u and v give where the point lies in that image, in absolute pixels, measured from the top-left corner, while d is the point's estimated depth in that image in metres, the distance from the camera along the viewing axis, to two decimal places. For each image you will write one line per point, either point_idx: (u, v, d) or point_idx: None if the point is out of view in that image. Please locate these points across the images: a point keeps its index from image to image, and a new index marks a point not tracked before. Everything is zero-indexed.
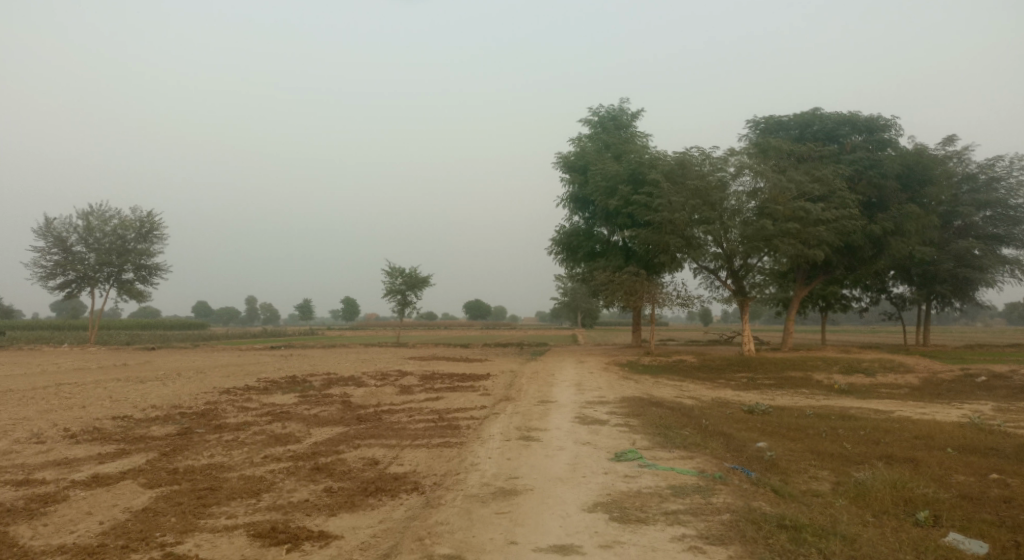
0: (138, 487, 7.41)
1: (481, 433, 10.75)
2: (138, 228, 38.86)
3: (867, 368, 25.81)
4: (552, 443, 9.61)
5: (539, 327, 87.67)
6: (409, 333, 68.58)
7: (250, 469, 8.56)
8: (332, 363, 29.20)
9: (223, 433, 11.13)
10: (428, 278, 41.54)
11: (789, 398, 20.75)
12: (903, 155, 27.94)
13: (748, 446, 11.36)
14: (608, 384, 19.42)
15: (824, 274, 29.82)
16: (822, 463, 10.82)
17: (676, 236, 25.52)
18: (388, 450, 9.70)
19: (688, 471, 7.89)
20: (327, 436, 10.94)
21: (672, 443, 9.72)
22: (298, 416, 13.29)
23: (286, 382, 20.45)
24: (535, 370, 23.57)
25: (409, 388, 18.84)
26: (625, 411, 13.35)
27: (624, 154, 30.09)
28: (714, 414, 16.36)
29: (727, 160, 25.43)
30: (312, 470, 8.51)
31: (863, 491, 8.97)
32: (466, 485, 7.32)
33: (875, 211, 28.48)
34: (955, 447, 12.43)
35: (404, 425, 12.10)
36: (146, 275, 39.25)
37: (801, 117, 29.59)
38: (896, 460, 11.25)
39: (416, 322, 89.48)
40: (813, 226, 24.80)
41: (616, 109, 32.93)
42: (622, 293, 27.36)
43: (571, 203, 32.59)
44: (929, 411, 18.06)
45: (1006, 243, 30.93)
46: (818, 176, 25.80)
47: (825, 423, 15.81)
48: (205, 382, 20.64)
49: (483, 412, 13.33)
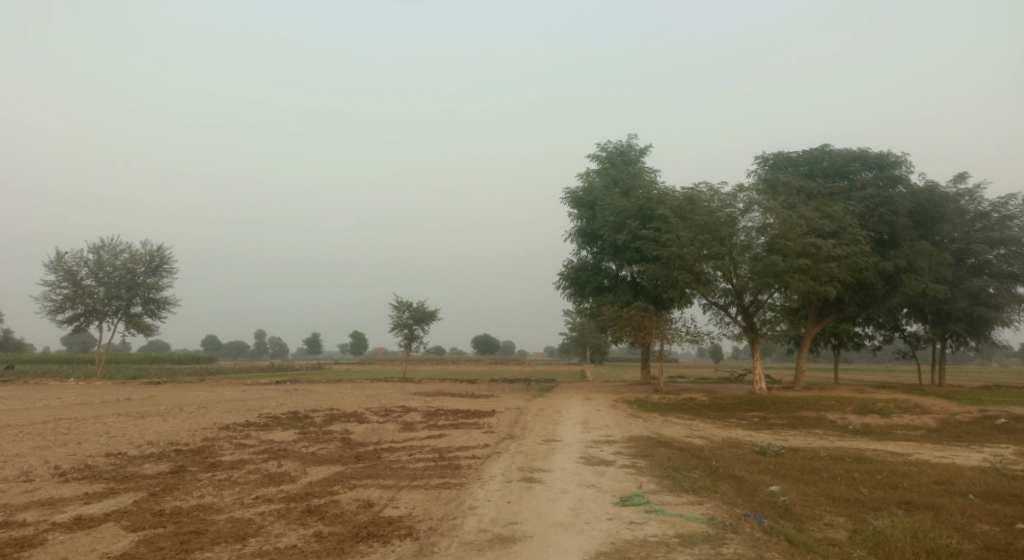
0: (120, 531, 7.10)
1: (482, 474, 10.38)
2: (148, 262, 39.02)
3: (882, 408, 25.17)
4: (554, 486, 9.23)
5: (547, 363, 86.95)
6: (416, 367, 68.14)
7: (239, 510, 8.24)
8: (336, 398, 28.85)
9: (216, 472, 10.82)
10: (434, 312, 41.31)
11: (802, 438, 20.20)
12: (914, 192, 27.70)
13: (760, 490, 10.91)
14: (616, 422, 18.97)
15: (836, 311, 29.35)
16: (838, 509, 10.35)
17: (685, 272, 25.27)
18: (384, 492, 9.34)
19: (697, 518, 7.50)
20: (323, 475, 10.60)
21: (680, 487, 9.33)
22: (295, 454, 12.95)
23: (287, 418, 20.13)
24: (541, 408, 23.11)
25: (411, 425, 18.45)
26: (632, 451, 12.95)
27: (633, 189, 30.03)
28: (725, 455, 15.86)
29: (736, 195, 25.29)
30: (304, 512, 8.17)
31: (882, 540, 8.52)
32: (462, 531, 6.97)
33: (887, 247, 28.13)
34: (977, 494, 11.91)
35: (403, 464, 11.73)
36: (154, 308, 39.26)
37: (809, 153, 29.52)
38: (916, 506, 10.75)
39: (423, 357, 89.03)
40: (824, 262, 24.49)
41: (624, 145, 33.03)
42: (630, 329, 26.99)
43: (579, 238, 32.48)
44: (948, 454, 17.47)
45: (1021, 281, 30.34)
46: (828, 212, 25.57)
47: (840, 466, 15.28)
48: (205, 418, 20.33)
49: (486, 452, 12.95)
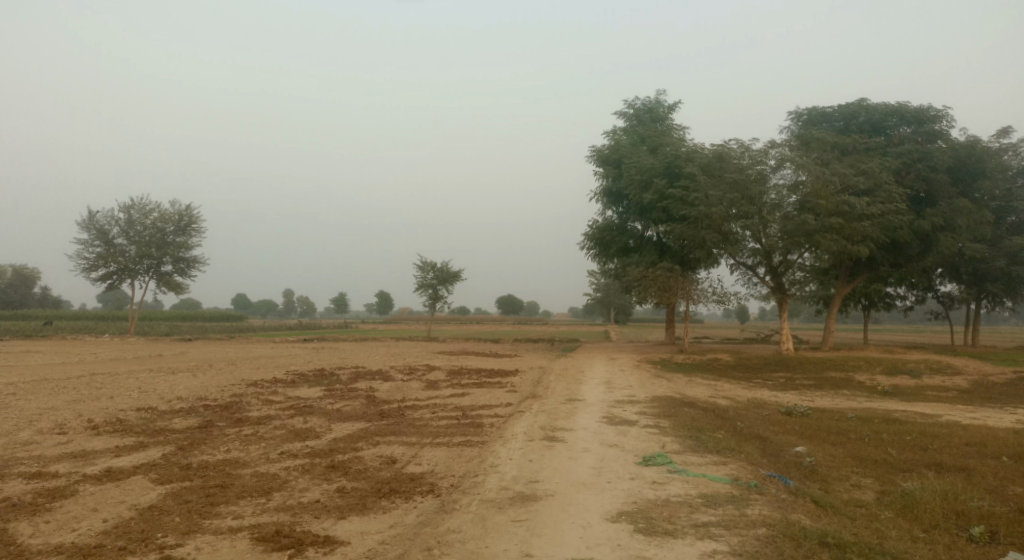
0: (148, 483, 7.23)
1: (504, 433, 10.38)
2: (177, 221, 39.50)
3: (913, 370, 24.72)
4: (577, 445, 9.19)
5: (571, 323, 87.06)
6: (441, 327, 68.75)
7: (265, 465, 8.34)
8: (362, 356, 29.22)
9: (243, 427, 10.98)
10: (459, 272, 41.34)
11: (828, 399, 19.96)
12: (954, 148, 26.66)
13: (785, 451, 10.77)
14: (639, 382, 18.91)
15: (867, 272, 28.69)
16: (865, 471, 10.18)
17: (712, 231, 24.81)
18: (407, 449, 9.39)
19: (722, 478, 7.38)
20: (347, 432, 10.70)
21: (704, 447, 9.21)
22: (320, 410, 13.11)
23: (313, 375, 20.43)
24: (564, 367, 23.12)
25: (435, 383, 18.58)
26: (655, 411, 12.85)
27: (660, 147, 29.36)
28: (750, 415, 15.71)
29: (767, 152, 24.57)
30: (327, 468, 8.25)
31: (911, 502, 8.35)
32: (483, 488, 6.95)
33: (923, 205, 27.26)
34: (1011, 456, 11.62)
35: (426, 421, 11.80)
36: (184, 268, 39.89)
37: (845, 108, 28.49)
38: (947, 468, 10.52)
39: (448, 316, 89.71)
40: (858, 221, 23.81)
41: (652, 102, 32.19)
42: (655, 289, 26.71)
43: (604, 197, 32.00)
44: (980, 416, 17.11)
45: None
46: (863, 169, 24.75)
47: (867, 426, 15.06)
48: (234, 374, 20.71)
49: (508, 410, 12.96)
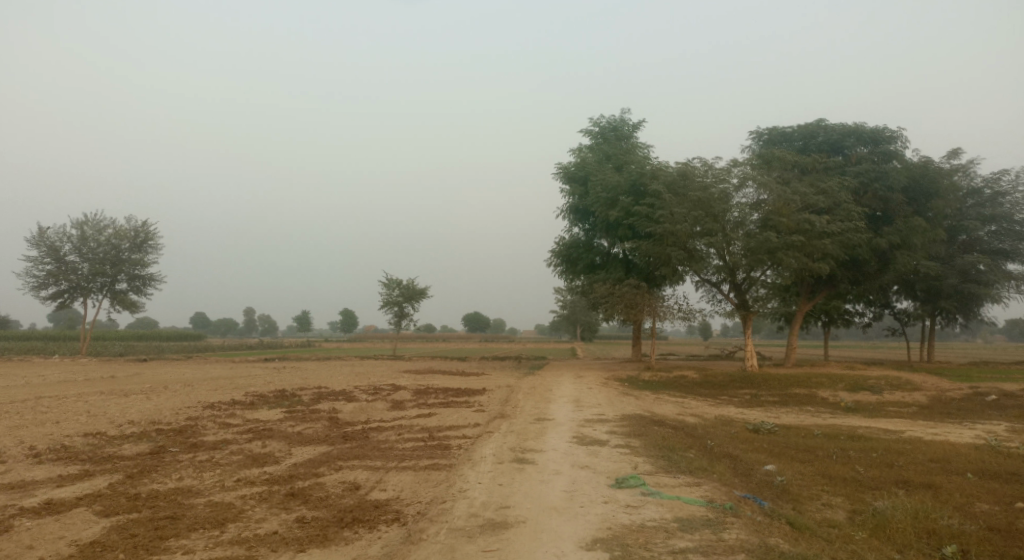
0: (91, 516, 6.74)
1: (472, 455, 10.08)
2: (133, 238, 38.28)
3: (873, 385, 25.13)
4: (548, 467, 8.94)
5: (538, 340, 87.00)
6: (407, 345, 67.98)
7: (219, 494, 7.90)
8: (325, 376, 28.53)
9: (197, 452, 10.46)
10: (425, 290, 40.90)
11: (794, 416, 20.12)
12: (909, 168, 27.43)
13: (756, 470, 10.70)
14: (608, 400, 18.78)
15: (828, 288, 29.21)
16: (835, 489, 10.15)
17: (677, 249, 24.99)
18: (372, 474, 9.01)
19: (696, 500, 7.22)
20: (308, 456, 10.26)
21: (676, 468, 9.05)
22: (281, 433, 12.61)
23: (274, 396, 19.80)
24: (532, 385, 22.87)
25: (400, 403, 18.17)
26: (625, 430, 12.69)
27: (626, 165, 29.57)
28: (718, 433, 15.67)
29: (730, 170, 24.92)
30: (287, 496, 7.84)
31: (882, 522, 8.31)
32: (451, 516, 6.65)
33: (880, 224, 27.93)
34: (974, 472, 11.75)
35: (391, 444, 11.43)
36: (140, 285, 38.61)
37: (804, 128, 29.16)
38: (914, 486, 10.56)
39: (414, 334, 88.78)
40: (818, 238, 24.24)
41: (617, 120, 32.48)
42: (622, 307, 26.72)
43: (571, 214, 32.07)
44: (940, 431, 17.39)
45: (1011, 258, 30.30)
46: (823, 188, 25.25)
47: (834, 443, 15.16)
48: (191, 396, 19.96)
49: (476, 431, 12.66)
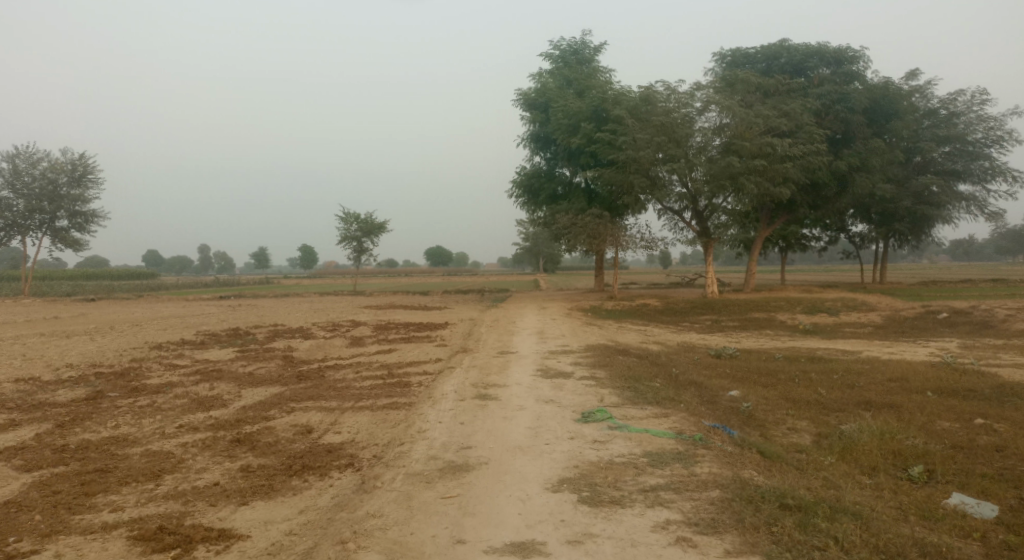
0: (9, 472, 6.13)
1: (433, 392, 9.65)
2: (71, 172, 36.01)
3: (830, 307, 25.54)
4: (511, 403, 8.57)
5: (502, 273, 87.17)
6: (368, 280, 67.11)
7: (159, 442, 7.32)
8: (282, 313, 27.78)
9: (138, 397, 9.80)
10: (384, 224, 39.82)
11: (754, 340, 20.36)
12: (870, 89, 27.15)
13: (721, 396, 10.57)
14: (571, 330, 18.63)
15: (788, 214, 29.21)
16: (800, 412, 10.10)
17: (640, 176, 24.45)
18: (326, 415, 8.52)
19: (665, 433, 6.93)
20: (259, 398, 9.70)
21: (643, 399, 8.78)
22: (230, 374, 12.02)
23: (227, 334, 19.09)
24: (495, 318, 22.59)
25: (360, 339, 17.68)
26: (590, 361, 12.45)
27: (587, 90, 28.52)
28: (681, 360, 15.65)
29: (693, 94, 24.25)
30: (232, 442, 7.31)
31: (849, 445, 8.22)
32: (408, 459, 6.22)
33: (840, 147, 27.79)
34: (932, 390, 11.89)
35: (348, 383, 10.92)
36: (82, 223, 36.65)
37: (768, 49, 28.40)
38: (876, 406, 10.60)
39: (375, 268, 87.74)
40: (780, 162, 24.02)
41: (578, 43, 31.12)
42: (585, 237, 26.30)
43: (531, 142, 31.08)
44: (896, 350, 17.71)
45: (963, 178, 30.74)
46: (785, 111, 24.81)
47: (794, 366, 15.28)
48: (139, 337, 19.12)
49: (437, 367, 12.24)
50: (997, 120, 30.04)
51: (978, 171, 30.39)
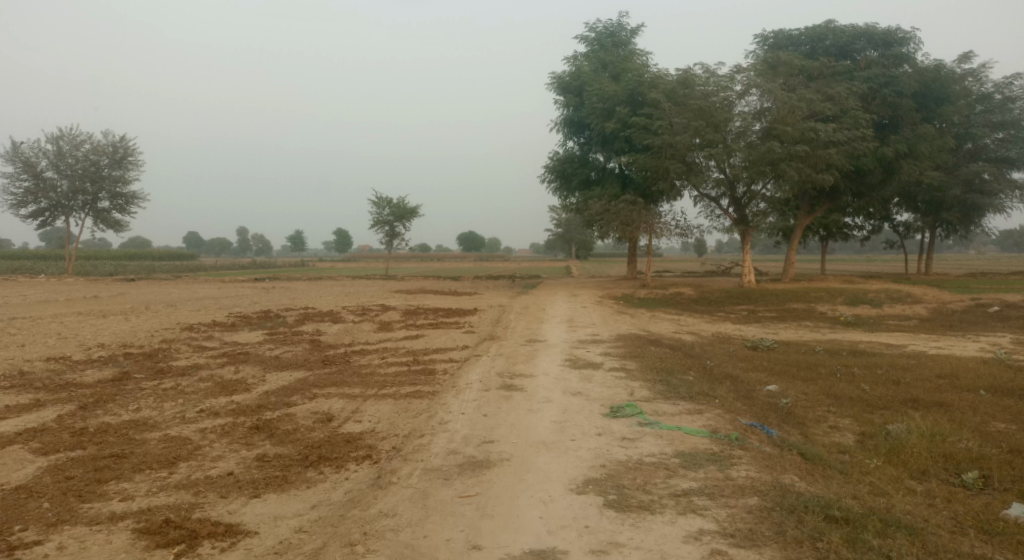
0: (27, 455, 6.06)
1: (457, 381, 9.39)
2: (112, 154, 36.67)
3: (873, 299, 24.61)
4: (537, 395, 8.27)
5: (534, 258, 86.92)
6: (400, 264, 67.54)
7: (178, 427, 7.20)
8: (314, 296, 27.90)
9: (162, 379, 9.76)
10: (416, 208, 39.71)
11: (792, 331, 19.69)
12: (921, 72, 25.94)
13: (757, 391, 10.11)
14: (602, 319, 18.24)
15: (830, 202, 28.20)
16: (842, 410, 9.58)
17: (676, 161, 23.79)
18: (348, 403, 8.33)
19: (699, 431, 6.54)
20: (282, 383, 9.56)
21: (675, 393, 8.38)
22: (256, 357, 11.95)
23: (257, 317, 19.14)
24: (525, 305, 22.26)
25: (388, 324, 17.54)
26: (621, 351, 12.06)
27: (623, 73, 27.81)
28: (716, 351, 15.15)
29: (733, 77, 23.47)
30: (251, 429, 7.15)
31: (896, 446, 7.72)
32: (427, 453, 5.96)
33: (887, 132, 26.65)
34: (984, 388, 11.23)
35: (373, 369, 10.73)
36: (123, 204, 37.30)
37: (813, 31, 27.28)
38: (923, 404, 10.02)
39: (408, 253, 88.23)
40: (823, 148, 23.14)
41: (614, 25, 30.36)
42: (618, 223, 25.75)
43: (565, 127, 30.52)
44: (944, 345, 16.91)
45: (1017, 166, 29.27)
46: (830, 94, 23.83)
47: (835, 360, 14.66)
48: (171, 317, 19.27)
49: (463, 354, 11.98)
50: None
51: None
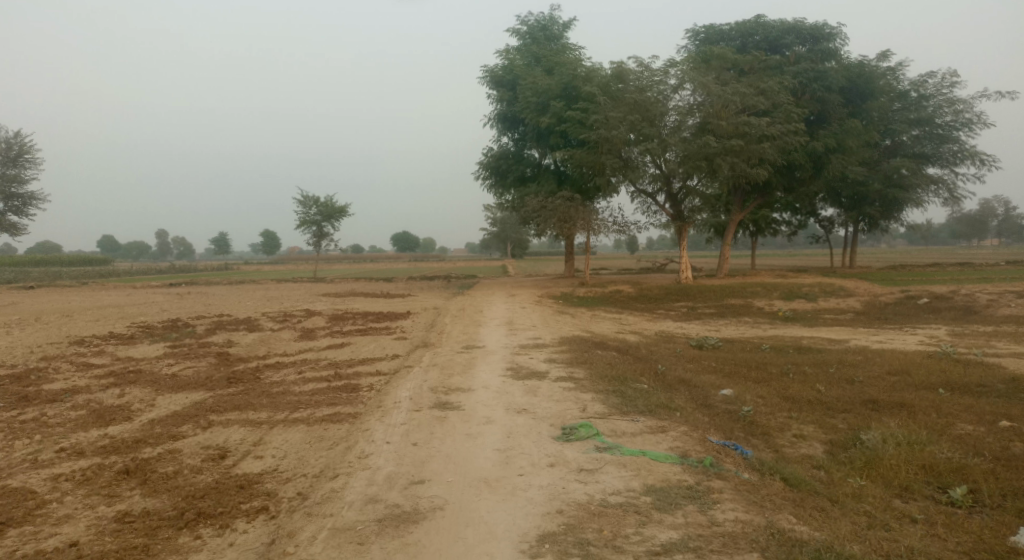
0: None
1: (384, 400, 8.14)
2: (5, 152, 33.34)
3: (808, 293, 24.65)
4: (477, 415, 7.15)
5: (469, 258, 85.74)
6: (330, 266, 65.02)
7: (23, 476, 5.68)
8: (233, 302, 25.77)
9: (25, 409, 8.09)
10: (345, 207, 37.84)
11: (734, 328, 19.27)
12: (847, 67, 26.17)
13: (714, 397, 9.30)
14: (543, 321, 17.26)
15: (762, 198, 28.22)
16: (803, 416, 8.86)
17: (613, 156, 23.09)
18: (249, 433, 6.96)
19: (667, 456, 5.58)
20: (174, 409, 8.06)
21: (631, 407, 7.39)
22: (150, 376, 10.30)
23: (163, 327, 17.17)
24: (460, 307, 21.04)
25: (311, 332, 15.97)
26: (566, 357, 11.01)
27: (556, 66, 26.87)
28: (662, 352, 14.38)
29: (667, 70, 22.92)
30: (120, 474, 5.71)
31: (873, 458, 6.97)
32: (339, 503, 4.74)
33: (816, 127, 26.81)
34: (939, 386, 10.77)
35: (287, 387, 9.33)
36: (20, 206, 33.92)
37: (743, 26, 27.13)
38: (885, 406, 9.39)
39: (339, 254, 85.52)
40: (757, 142, 22.93)
41: (546, 18, 29.52)
42: (555, 220, 24.85)
43: (498, 122, 29.49)
44: (884, 340, 16.65)
45: (932, 162, 30.13)
46: (762, 88, 23.63)
47: (783, 358, 14.10)
48: (61, 331, 17.06)
49: (392, 366, 10.66)
50: (967, 102, 29.38)
51: (947, 154, 29.85)
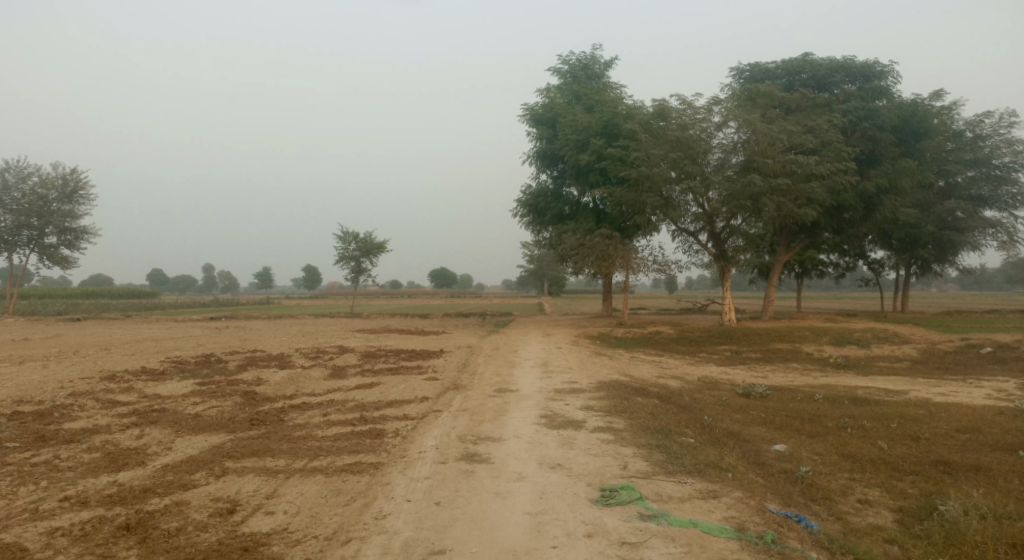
0: None
1: (409, 449, 7.61)
2: (62, 187, 34.41)
3: (860, 338, 23.44)
4: (507, 470, 6.56)
5: (506, 295, 85.50)
6: (367, 302, 65.36)
7: (19, 529, 5.31)
8: (268, 337, 25.65)
9: (39, 450, 7.79)
10: (383, 243, 37.95)
11: (783, 375, 18.28)
12: (898, 105, 25.33)
13: (767, 454, 8.50)
14: (580, 363, 16.59)
15: (809, 238, 27.24)
16: (868, 478, 8.02)
17: (653, 195, 22.56)
18: (264, 483, 6.51)
19: (721, 529, 4.92)
20: (189, 454, 7.66)
21: (676, 466, 6.71)
22: (173, 416, 9.98)
23: (194, 363, 16.99)
24: (495, 346, 20.49)
25: (341, 370, 15.59)
26: (604, 404, 10.35)
27: (597, 105, 26.67)
28: (706, 400, 13.56)
29: (711, 108, 22.46)
30: (120, 530, 5.29)
31: (955, 533, 6.14)
32: None
33: (866, 166, 25.89)
34: (1019, 448, 9.74)
35: (309, 431, 8.87)
36: (72, 240, 34.83)
37: (789, 64, 26.61)
38: (960, 470, 8.46)
39: (377, 289, 86.07)
40: (805, 181, 22.14)
41: (587, 57, 29.49)
42: (593, 259, 24.30)
43: (538, 160, 29.30)
44: (948, 392, 15.49)
45: (989, 204, 28.80)
46: (810, 126, 22.95)
47: (837, 410, 13.14)
48: (96, 364, 17.01)
49: (420, 410, 10.15)
50: None
51: (1005, 196, 28.51)
